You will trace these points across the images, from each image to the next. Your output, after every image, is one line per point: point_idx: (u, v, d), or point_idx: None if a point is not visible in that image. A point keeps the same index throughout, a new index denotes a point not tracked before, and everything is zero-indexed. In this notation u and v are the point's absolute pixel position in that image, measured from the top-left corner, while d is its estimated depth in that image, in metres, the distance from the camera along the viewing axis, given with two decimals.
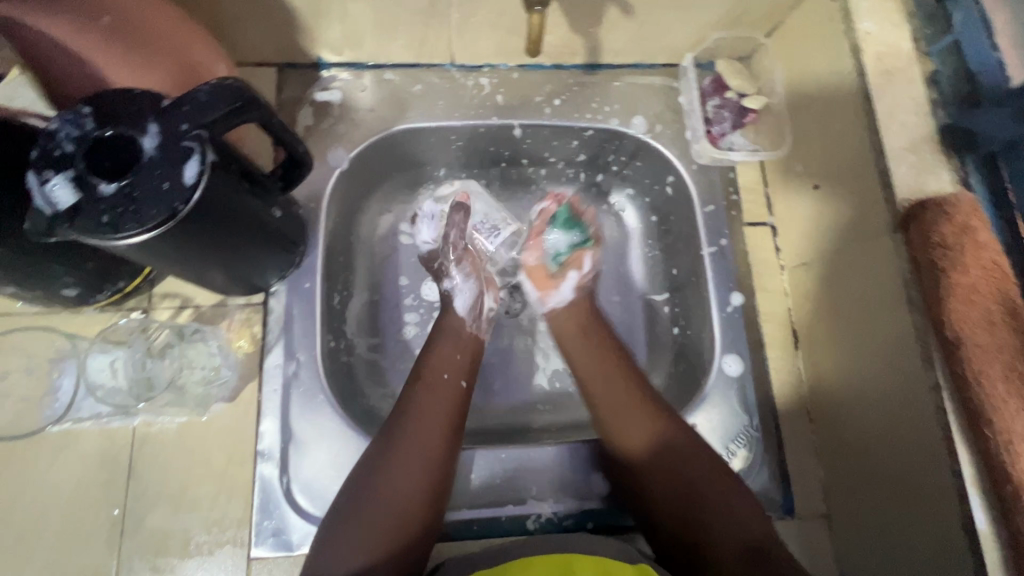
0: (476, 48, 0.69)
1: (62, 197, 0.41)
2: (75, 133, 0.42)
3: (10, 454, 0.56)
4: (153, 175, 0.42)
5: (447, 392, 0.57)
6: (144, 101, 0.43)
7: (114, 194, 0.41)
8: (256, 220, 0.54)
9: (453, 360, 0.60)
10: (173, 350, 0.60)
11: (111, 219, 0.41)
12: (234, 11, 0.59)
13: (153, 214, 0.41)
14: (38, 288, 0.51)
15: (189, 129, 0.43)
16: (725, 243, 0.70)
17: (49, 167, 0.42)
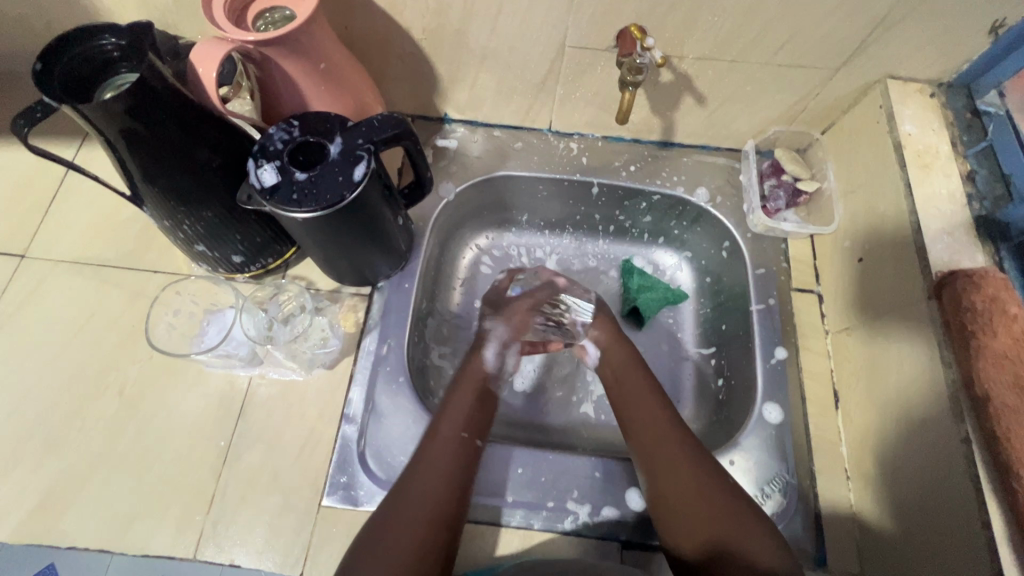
0: (572, 119, 0.85)
1: (267, 178, 0.56)
2: (286, 137, 0.58)
3: (160, 379, 0.69)
4: (333, 171, 0.57)
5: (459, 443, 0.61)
6: (335, 122, 0.59)
7: (304, 180, 0.56)
8: (386, 222, 0.68)
9: (470, 416, 0.64)
10: (295, 318, 0.72)
11: (299, 198, 0.56)
12: (394, 73, 0.78)
13: (328, 198, 0.56)
14: (216, 251, 0.66)
15: (362, 143, 0.58)
16: (773, 303, 0.78)
17: (263, 157, 0.57)
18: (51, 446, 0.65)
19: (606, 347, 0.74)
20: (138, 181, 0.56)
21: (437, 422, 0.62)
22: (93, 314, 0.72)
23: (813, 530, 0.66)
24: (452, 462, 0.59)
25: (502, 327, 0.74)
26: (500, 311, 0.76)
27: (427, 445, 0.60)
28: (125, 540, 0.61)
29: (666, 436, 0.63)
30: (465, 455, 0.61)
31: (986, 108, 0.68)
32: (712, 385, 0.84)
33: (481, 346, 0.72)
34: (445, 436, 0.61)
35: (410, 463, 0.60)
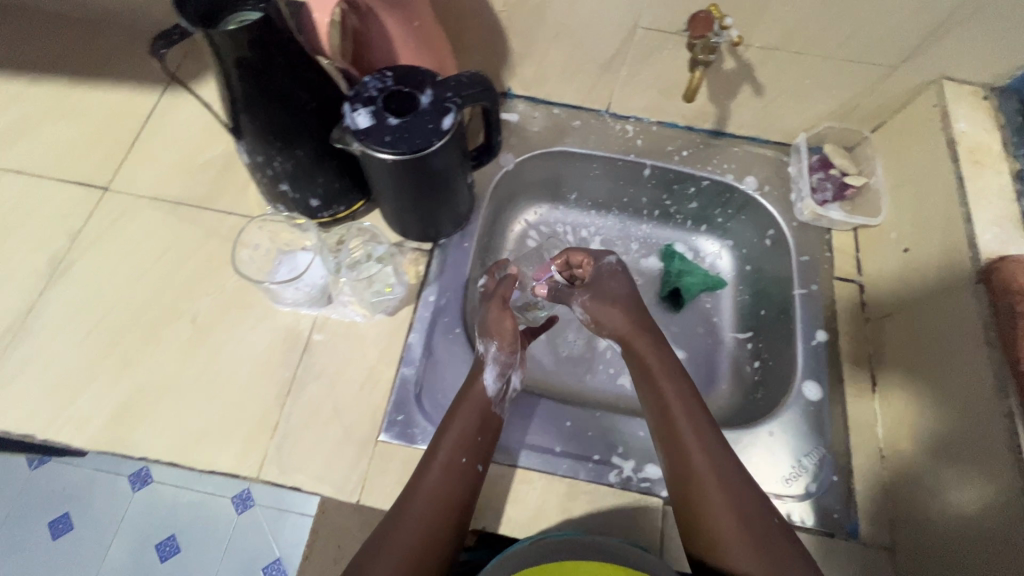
0: (631, 101, 0.88)
1: (362, 121, 0.60)
2: (380, 86, 0.62)
3: (231, 312, 0.72)
4: (423, 119, 0.60)
5: (451, 471, 0.59)
6: (425, 75, 0.63)
7: (396, 126, 0.60)
8: (457, 179, 0.71)
9: (464, 440, 0.61)
10: (361, 265, 0.74)
11: (390, 141, 0.59)
12: (468, 44, 0.82)
13: (417, 143, 0.59)
14: (297, 192, 0.70)
15: (450, 96, 0.62)
16: (815, 289, 0.81)
17: (358, 102, 0.61)
18: (126, 365, 0.68)
19: (625, 338, 0.69)
20: (243, 112, 0.59)
21: (437, 446, 0.61)
22: (169, 248, 0.76)
23: (847, 504, 0.68)
24: (444, 500, 0.58)
25: (497, 348, 0.67)
26: (489, 333, 0.69)
27: (425, 472, 0.59)
28: (194, 456, 0.65)
29: (692, 445, 0.60)
30: (464, 483, 0.59)
31: None
32: (747, 367, 0.87)
33: (479, 371, 0.66)
34: (442, 462, 0.60)
35: (398, 501, 0.59)
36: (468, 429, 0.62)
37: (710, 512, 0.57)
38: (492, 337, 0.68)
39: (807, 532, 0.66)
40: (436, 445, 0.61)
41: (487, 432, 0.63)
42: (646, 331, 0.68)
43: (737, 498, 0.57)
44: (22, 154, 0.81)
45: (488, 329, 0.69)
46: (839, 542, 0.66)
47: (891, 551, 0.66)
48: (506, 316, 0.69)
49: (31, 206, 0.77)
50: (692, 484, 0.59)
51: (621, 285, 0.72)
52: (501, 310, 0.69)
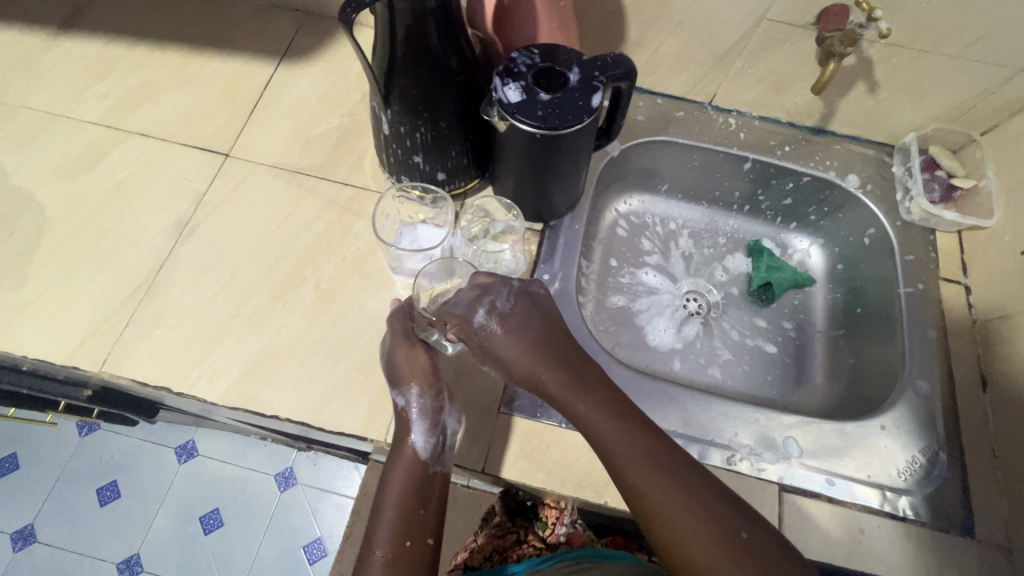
0: (737, 94, 0.89)
1: (514, 95, 0.61)
2: (528, 62, 0.63)
3: (353, 279, 0.74)
4: (573, 96, 0.61)
5: (395, 562, 0.56)
6: (571, 54, 0.64)
7: (548, 101, 0.61)
8: (583, 162, 0.72)
9: (406, 518, 0.59)
10: (477, 241, 0.77)
11: (543, 116, 0.60)
12: (586, 29, 0.83)
13: (569, 118, 0.60)
14: (428, 165, 0.71)
15: (597, 75, 0.63)
16: (921, 288, 0.81)
17: (509, 77, 0.62)
18: (254, 326, 0.70)
19: (531, 378, 0.58)
20: (400, 79, 0.60)
21: (379, 509, 0.60)
22: (289, 215, 0.77)
23: (961, 501, 0.68)
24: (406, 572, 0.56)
25: (416, 396, 0.63)
26: (401, 382, 0.64)
27: (367, 565, 0.57)
28: (321, 416, 0.66)
29: (644, 488, 0.52)
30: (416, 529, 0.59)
31: None
32: (842, 363, 0.87)
33: (406, 428, 0.63)
34: (382, 554, 0.57)
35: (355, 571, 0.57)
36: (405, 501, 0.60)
37: (684, 549, 0.50)
38: (406, 387, 0.64)
39: (922, 525, 0.66)
40: (375, 538, 0.58)
41: (427, 498, 0.61)
42: (555, 366, 0.58)
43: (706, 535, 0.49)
44: (146, 118, 0.83)
45: (397, 376, 0.64)
46: (955, 537, 0.66)
47: (1009, 550, 0.66)
48: (418, 355, 0.66)
49: (156, 169, 0.79)
50: (669, 542, 0.51)
51: (539, 314, 0.62)
52: (413, 349, 0.66)
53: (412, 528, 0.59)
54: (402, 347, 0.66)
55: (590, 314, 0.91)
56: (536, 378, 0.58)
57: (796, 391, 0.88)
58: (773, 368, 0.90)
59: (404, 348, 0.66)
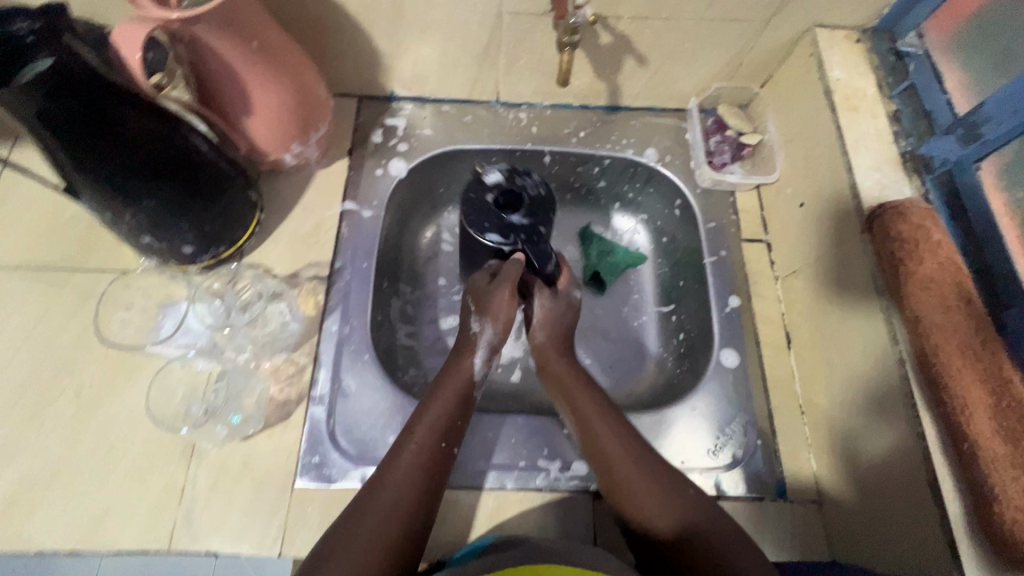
0: (518, 88, 0.85)
1: (493, 174, 0.68)
2: (535, 190, 0.68)
3: (118, 376, 0.67)
4: (490, 220, 0.66)
5: (430, 454, 0.59)
6: (546, 223, 0.68)
7: (487, 201, 0.67)
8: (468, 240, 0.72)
9: (448, 424, 0.62)
10: (254, 306, 0.72)
11: (467, 197, 0.67)
12: (335, 52, 0.77)
13: (468, 214, 0.66)
14: (165, 242, 0.65)
15: (524, 240, 0.66)
16: (724, 254, 0.80)
17: (516, 173, 0.69)
18: (10, 455, 0.63)
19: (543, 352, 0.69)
20: (75, 173, 0.55)
21: (412, 425, 0.61)
22: (42, 320, 0.70)
23: (774, 466, 0.69)
24: (428, 465, 0.59)
25: (490, 329, 0.69)
26: (488, 312, 0.68)
27: (402, 452, 0.59)
28: (98, 538, 0.61)
29: (600, 442, 0.61)
30: (435, 464, 0.59)
31: (907, 49, 0.71)
32: (672, 341, 0.84)
33: (472, 348, 0.69)
34: (418, 445, 0.59)
35: (384, 459, 0.59)
36: (449, 405, 0.63)
37: (609, 465, 0.59)
38: (488, 319, 0.69)
39: (739, 500, 0.67)
40: (417, 425, 0.61)
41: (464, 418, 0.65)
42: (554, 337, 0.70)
43: (644, 474, 0.57)
44: None
45: (488, 308, 0.68)
46: (769, 503, 0.67)
47: (820, 503, 0.67)
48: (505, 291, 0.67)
49: None
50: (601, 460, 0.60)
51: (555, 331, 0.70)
52: (511, 296, 0.67)
53: (450, 434, 0.62)
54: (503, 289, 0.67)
55: (421, 344, 0.86)
56: (545, 363, 0.69)
57: (638, 378, 0.84)
58: (615, 357, 0.85)
59: (508, 296, 0.67)
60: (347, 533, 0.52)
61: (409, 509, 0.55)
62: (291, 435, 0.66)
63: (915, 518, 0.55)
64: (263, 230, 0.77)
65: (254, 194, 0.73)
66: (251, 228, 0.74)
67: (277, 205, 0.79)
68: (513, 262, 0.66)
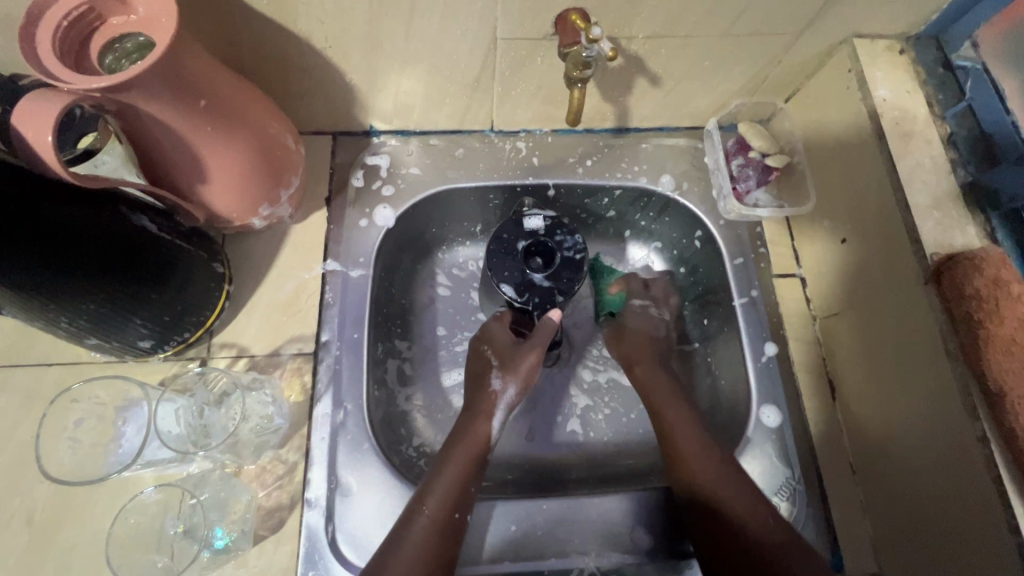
0: (515, 115, 0.74)
1: (535, 222, 0.70)
2: (574, 250, 0.69)
3: (72, 498, 0.57)
4: (511, 269, 0.68)
5: (439, 529, 0.56)
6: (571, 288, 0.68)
7: (518, 246, 0.69)
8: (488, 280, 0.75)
9: (458, 494, 0.58)
10: (230, 398, 0.62)
11: (501, 236, 0.69)
12: (302, 88, 0.66)
13: (489, 260, 0.69)
14: (116, 339, 0.56)
15: (535, 302, 0.68)
16: (756, 294, 0.72)
17: (557, 225, 0.70)
18: None
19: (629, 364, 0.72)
20: None
21: (423, 495, 0.58)
22: None
23: (827, 537, 0.62)
24: (439, 540, 0.56)
25: (513, 390, 0.66)
26: (511, 371, 0.66)
27: (413, 523, 0.56)
28: None
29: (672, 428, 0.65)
30: (450, 536, 0.56)
31: (962, 62, 0.62)
32: (701, 386, 0.75)
33: (488, 412, 0.65)
34: (430, 517, 0.57)
35: (395, 528, 0.56)
36: (462, 473, 0.59)
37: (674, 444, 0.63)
38: (512, 378, 0.66)
39: None
40: (429, 495, 0.57)
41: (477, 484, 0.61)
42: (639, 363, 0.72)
43: (709, 468, 0.61)
44: None
45: (512, 364, 0.67)
46: None
47: None
48: (530, 355, 0.67)
49: None
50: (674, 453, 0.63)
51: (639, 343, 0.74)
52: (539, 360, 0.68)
53: (463, 502, 0.58)
54: (534, 347, 0.67)
55: (423, 406, 0.77)
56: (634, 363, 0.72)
57: None
58: (634, 406, 0.78)
59: (534, 354, 0.67)
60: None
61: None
62: (286, 548, 0.58)
63: None
64: (234, 302, 0.66)
65: (221, 266, 0.63)
66: (221, 303, 0.64)
67: (248, 270, 0.68)
68: (548, 323, 0.67)
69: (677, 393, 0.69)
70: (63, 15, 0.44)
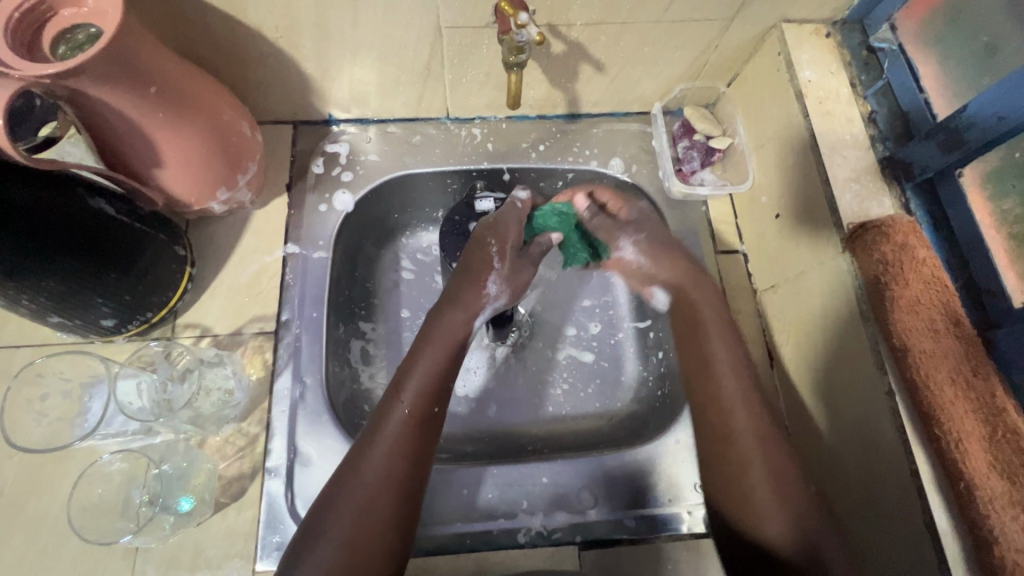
0: (469, 103, 0.77)
1: (487, 204, 0.75)
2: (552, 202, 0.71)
3: (41, 471, 0.59)
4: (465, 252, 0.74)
5: (417, 421, 0.53)
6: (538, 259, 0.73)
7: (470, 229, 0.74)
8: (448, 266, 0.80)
9: (434, 381, 0.55)
10: (192, 374, 0.64)
11: (454, 221, 0.75)
12: (259, 78, 0.68)
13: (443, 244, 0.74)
14: (78, 318, 0.58)
15: None
16: (700, 270, 0.76)
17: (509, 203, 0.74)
18: None
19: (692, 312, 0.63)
20: None
21: (401, 384, 0.55)
22: None
23: None
24: (416, 434, 0.53)
25: (505, 300, 0.62)
26: (514, 281, 0.62)
27: (387, 418, 0.53)
28: None
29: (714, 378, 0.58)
30: (429, 433, 0.54)
31: (880, 45, 0.66)
32: (651, 359, 0.81)
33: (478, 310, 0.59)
34: (407, 410, 0.54)
35: (371, 424, 0.54)
36: (439, 367, 0.55)
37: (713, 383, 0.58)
38: (511, 285, 0.62)
39: None
40: (404, 387, 0.54)
41: (456, 377, 0.58)
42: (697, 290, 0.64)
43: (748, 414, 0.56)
44: None
45: (515, 270, 0.62)
46: None
47: None
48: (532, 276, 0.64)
49: None
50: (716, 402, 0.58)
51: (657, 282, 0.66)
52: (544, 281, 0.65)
53: (441, 396, 0.56)
54: (538, 264, 0.64)
55: (386, 384, 0.78)
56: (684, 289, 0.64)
57: (618, 398, 0.80)
58: (591, 380, 0.81)
59: (532, 268, 0.64)
60: (330, 510, 0.50)
61: (402, 484, 0.51)
62: (248, 514, 0.61)
63: (912, 557, 0.52)
64: (197, 284, 0.69)
65: (182, 248, 0.65)
66: (182, 286, 0.66)
67: (212, 254, 0.71)
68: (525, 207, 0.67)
69: (726, 324, 0.61)
70: (16, 7, 0.47)
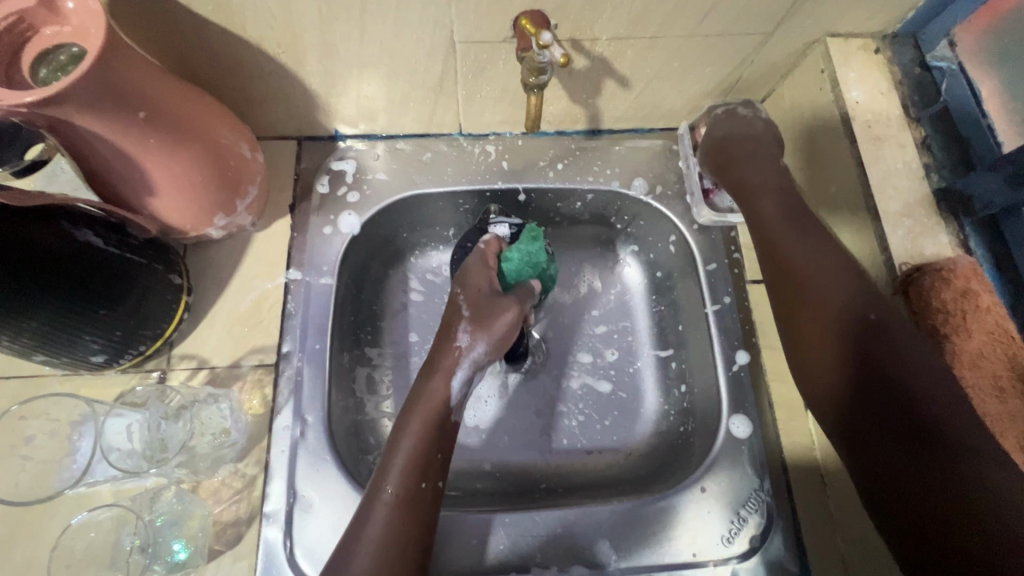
0: (483, 119, 0.73)
1: (502, 230, 0.69)
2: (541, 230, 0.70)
3: (28, 515, 0.56)
4: None
5: (406, 503, 0.53)
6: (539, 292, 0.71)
7: None
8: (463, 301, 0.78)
9: (419, 461, 0.55)
10: (187, 412, 0.60)
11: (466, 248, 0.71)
12: (259, 94, 0.64)
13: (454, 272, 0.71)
14: (66, 355, 0.55)
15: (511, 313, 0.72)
16: (729, 301, 0.70)
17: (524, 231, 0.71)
18: None
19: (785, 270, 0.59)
20: None
21: (384, 470, 0.55)
22: None
23: (794, 548, 0.62)
24: (407, 515, 0.53)
25: (481, 347, 0.62)
26: (478, 327, 0.62)
27: (373, 509, 0.53)
28: None
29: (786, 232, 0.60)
30: (421, 510, 0.54)
31: (937, 63, 0.60)
32: (672, 392, 0.74)
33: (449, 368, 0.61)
34: (393, 492, 0.54)
35: (356, 514, 0.53)
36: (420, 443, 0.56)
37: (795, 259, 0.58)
38: (480, 333, 0.62)
39: None
40: (387, 471, 0.54)
41: (442, 448, 0.58)
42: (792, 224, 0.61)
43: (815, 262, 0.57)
44: None
45: (482, 318, 0.62)
46: None
47: None
48: (507, 312, 0.63)
49: None
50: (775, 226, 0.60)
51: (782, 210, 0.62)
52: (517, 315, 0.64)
53: (428, 471, 0.55)
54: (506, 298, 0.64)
55: (392, 416, 0.74)
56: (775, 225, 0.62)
57: (636, 431, 0.74)
58: (608, 411, 0.75)
59: (505, 304, 0.63)
60: None
61: (402, 567, 0.51)
62: (244, 563, 0.57)
63: None
64: (194, 312, 0.66)
65: (177, 277, 0.62)
66: (178, 316, 0.62)
67: (210, 280, 0.67)
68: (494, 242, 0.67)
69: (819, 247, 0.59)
70: None
